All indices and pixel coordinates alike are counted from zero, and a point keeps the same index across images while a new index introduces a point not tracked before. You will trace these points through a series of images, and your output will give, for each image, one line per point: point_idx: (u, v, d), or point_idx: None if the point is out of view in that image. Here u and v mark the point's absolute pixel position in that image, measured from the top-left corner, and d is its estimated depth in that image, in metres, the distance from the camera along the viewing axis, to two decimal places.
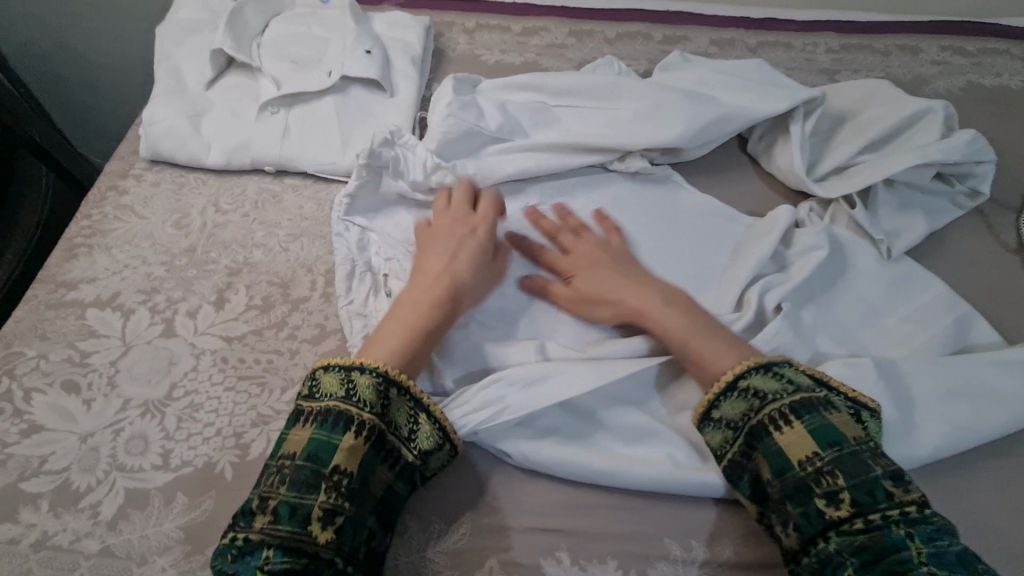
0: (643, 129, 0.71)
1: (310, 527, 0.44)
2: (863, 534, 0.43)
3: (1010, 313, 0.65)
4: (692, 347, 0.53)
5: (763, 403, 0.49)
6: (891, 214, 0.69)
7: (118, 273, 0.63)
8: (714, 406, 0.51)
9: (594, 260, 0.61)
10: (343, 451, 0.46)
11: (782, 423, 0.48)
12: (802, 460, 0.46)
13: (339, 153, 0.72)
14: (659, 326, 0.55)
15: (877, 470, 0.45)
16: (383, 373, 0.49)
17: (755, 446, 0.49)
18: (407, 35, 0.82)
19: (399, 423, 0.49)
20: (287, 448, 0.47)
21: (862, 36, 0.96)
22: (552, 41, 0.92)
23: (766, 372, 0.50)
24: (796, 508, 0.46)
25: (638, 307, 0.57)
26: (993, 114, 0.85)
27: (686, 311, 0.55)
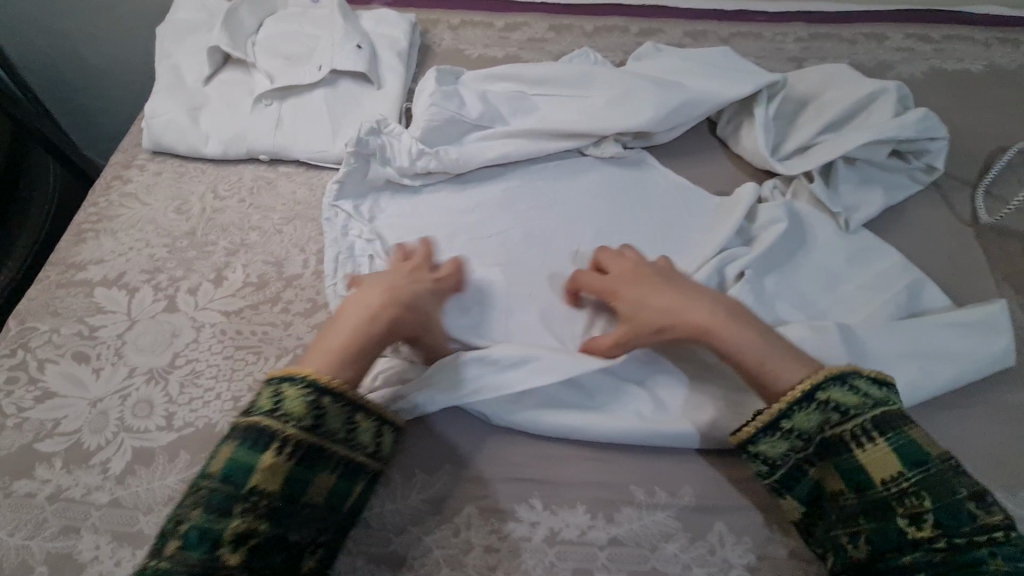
0: (616, 113, 0.76)
1: (219, 551, 0.44)
2: (943, 553, 0.45)
3: (963, 280, 0.69)
4: (772, 371, 0.52)
5: (845, 418, 0.50)
6: (851, 189, 0.73)
7: (123, 255, 0.68)
8: (787, 416, 0.51)
9: (655, 286, 0.58)
10: (262, 471, 0.46)
11: (865, 439, 0.49)
12: (884, 479, 0.48)
13: (329, 142, 0.76)
14: (728, 346, 0.54)
15: (961, 491, 0.46)
16: (311, 385, 0.49)
17: (829, 458, 0.50)
18: (393, 31, 0.87)
19: (335, 428, 0.49)
20: (207, 468, 0.47)
21: (830, 25, 1.00)
22: (533, 35, 0.97)
23: (842, 385, 0.51)
24: (868, 523, 0.48)
25: (699, 323, 0.55)
26: (954, 96, 0.89)
27: (743, 318, 0.56)
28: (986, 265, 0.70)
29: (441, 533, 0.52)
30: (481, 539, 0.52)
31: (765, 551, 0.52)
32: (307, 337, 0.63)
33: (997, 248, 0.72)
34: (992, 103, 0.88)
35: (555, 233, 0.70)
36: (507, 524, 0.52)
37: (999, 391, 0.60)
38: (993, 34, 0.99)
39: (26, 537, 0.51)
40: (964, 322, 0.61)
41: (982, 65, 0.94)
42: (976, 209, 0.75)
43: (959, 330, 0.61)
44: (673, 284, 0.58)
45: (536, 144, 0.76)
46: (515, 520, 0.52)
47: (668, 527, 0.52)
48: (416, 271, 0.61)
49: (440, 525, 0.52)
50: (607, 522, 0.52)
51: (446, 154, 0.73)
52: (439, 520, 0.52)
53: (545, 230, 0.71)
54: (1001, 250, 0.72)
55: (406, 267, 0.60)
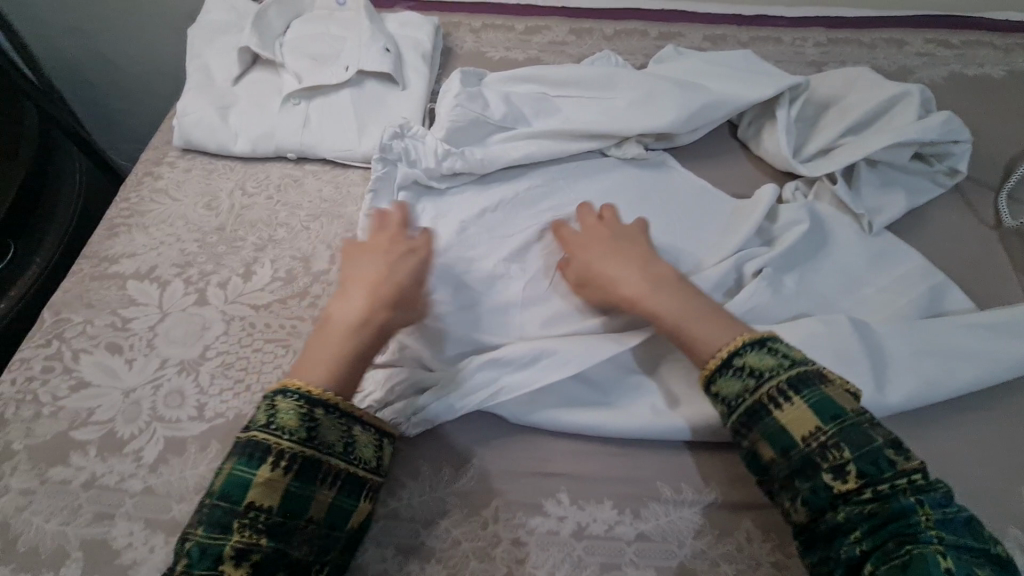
0: (637, 115, 0.77)
1: (222, 565, 0.43)
2: (871, 503, 0.45)
3: (988, 282, 0.69)
4: (686, 335, 0.54)
5: (762, 381, 0.50)
6: (873, 191, 0.74)
7: (155, 249, 0.69)
8: (713, 381, 0.51)
9: (610, 255, 0.61)
10: (258, 485, 0.45)
11: (783, 400, 0.49)
12: (806, 436, 0.47)
13: (355, 141, 0.77)
14: (653, 313, 0.56)
15: (879, 439, 0.46)
16: (301, 395, 0.49)
17: (753, 422, 0.49)
18: (417, 33, 0.88)
19: (331, 440, 0.48)
20: (210, 484, 0.47)
21: (849, 30, 1.01)
22: (554, 38, 0.98)
23: (759, 349, 0.51)
24: (804, 483, 0.47)
25: (630, 294, 0.58)
26: (974, 100, 0.89)
27: (659, 286, 0.58)
28: (1011, 267, 0.70)
29: (469, 525, 0.52)
30: (508, 532, 0.52)
31: (793, 548, 0.52)
32: None
33: (1020, 251, 0.72)
34: (1013, 108, 0.89)
35: None
36: (534, 518, 0.53)
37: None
38: (1013, 39, 0.99)
39: (61, 523, 0.52)
40: (990, 324, 0.61)
41: (1002, 70, 0.94)
42: (999, 211, 0.75)
43: (986, 332, 0.61)
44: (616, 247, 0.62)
45: (559, 145, 0.77)
46: (542, 514, 0.53)
47: (695, 523, 0.52)
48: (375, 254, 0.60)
49: (468, 517, 0.53)
50: (633, 518, 0.52)
51: (471, 154, 0.74)
52: (466, 513, 0.53)
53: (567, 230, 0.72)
54: None
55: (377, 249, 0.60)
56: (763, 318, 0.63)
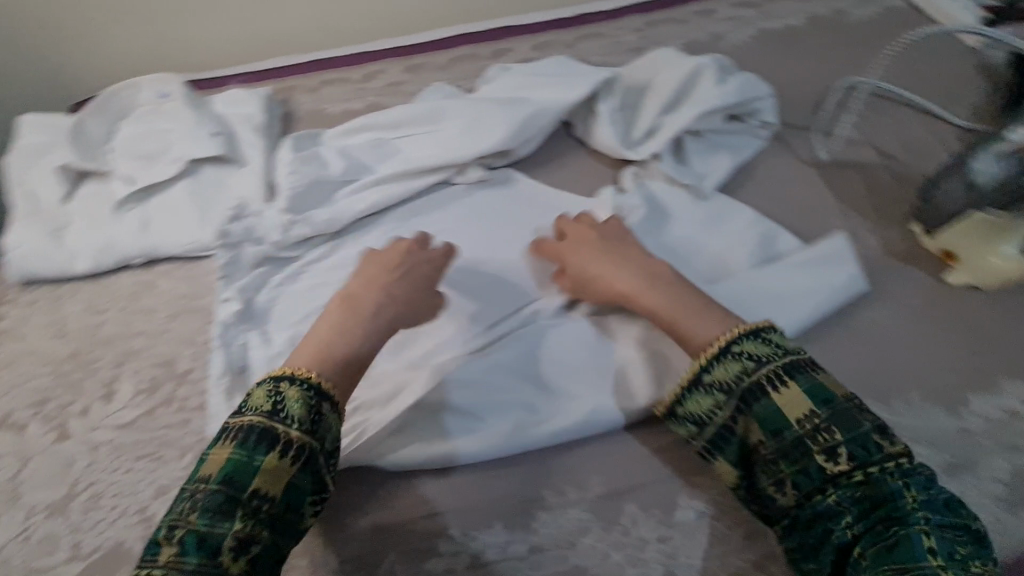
0: (471, 140, 0.79)
1: (219, 557, 0.45)
2: (864, 486, 0.46)
3: (814, 217, 0.74)
4: (682, 328, 0.56)
5: (758, 366, 0.51)
6: (700, 160, 0.79)
7: (6, 393, 0.66)
8: (704, 373, 0.53)
9: (612, 254, 0.64)
10: (263, 475, 0.47)
11: (779, 383, 0.50)
12: (799, 419, 0.49)
13: (200, 231, 0.76)
14: (655, 312, 0.58)
15: (865, 423, 0.48)
16: (312, 385, 0.52)
17: (747, 407, 0.51)
18: (247, 108, 0.88)
19: (326, 440, 0.51)
20: (207, 470, 0.48)
21: (663, 11, 1.07)
22: (390, 80, 1.00)
23: (755, 338, 0.53)
24: (790, 467, 0.48)
25: (625, 290, 0.61)
26: (780, 50, 0.97)
27: (661, 283, 0.60)
28: (831, 197, 0.76)
29: None
30: None
31: (676, 518, 0.54)
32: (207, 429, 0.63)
33: (837, 181, 0.78)
34: (815, 49, 0.96)
35: None
36: (430, 561, 0.53)
37: (859, 313, 0.65)
38: None
39: None
40: (814, 260, 0.67)
41: (801, 17, 1.02)
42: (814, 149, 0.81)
43: (812, 267, 0.66)
44: (608, 248, 0.64)
45: (403, 186, 0.79)
46: (437, 555, 0.53)
47: (582, 521, 0.54)
48: (385, 265, 0.63)
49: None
50: (524, 532, 0.54)
51: (317, 217, 0.75)
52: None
53: None
54: (843, 180, 0.78)
55: (367, 271, 0.62)
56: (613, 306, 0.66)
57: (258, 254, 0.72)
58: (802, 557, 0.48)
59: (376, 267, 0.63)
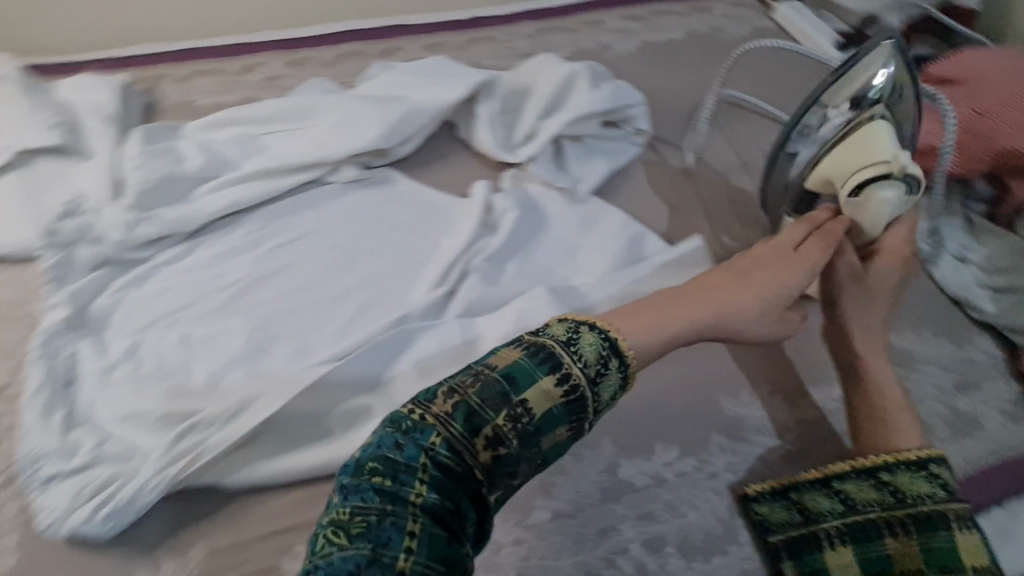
0: (345, 138, 0.76)
1: (478, 438, 0.38)
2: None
3: (680, 221, 0.78)
4: (866, 413, 0.55)
5: (943, 500, 0.48)
6: (578, 162, 0.81)
7: None
8: (839, 478, 0.51)
9: (856, 292, 0.61)
10: (537, 391, 0.39)
11: (966, 525, 0.47)
12: (975, 568, 0.45)
13: (28, 229, 0.68)
14: (868, 378, 0.56)
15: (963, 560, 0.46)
16: (927, 466, 0.49)
17: (909, 530, 0.48)
18: (98, 96, 0.80)
19: (601, 397, 0.42)
20: (467, 388, 0.39)
21: (555, 20, 1.10)
22: (270, 73, 0.95)
23: (946, 463, 0.49)
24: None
25: (848, 351, 0.59)
26: (661, 63, 1.01)
27: (868, 325, 0.60)
28: (697, 202, 0.80)
29: None
30: None
31: (531, 520, 0.53)
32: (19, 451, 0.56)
33: (704, 187, 0.82)
34: (692, 63, 1.02)
35: (300, 272, 0.70)
36: None
37: None
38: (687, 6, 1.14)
39: None
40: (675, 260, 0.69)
41: (682, 33, 1.08)
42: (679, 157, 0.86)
43: (672, 268, 0.69)
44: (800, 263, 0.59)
45: (269, 184, 0.74)
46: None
47: None
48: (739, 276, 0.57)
49: None
50: None
51: (167, 215, 0.69)
52: None
53: (288, 270, 0.70)
54: (708, 185, 0.82)
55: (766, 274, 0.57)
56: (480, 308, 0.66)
57: (96, 256, 0.66)
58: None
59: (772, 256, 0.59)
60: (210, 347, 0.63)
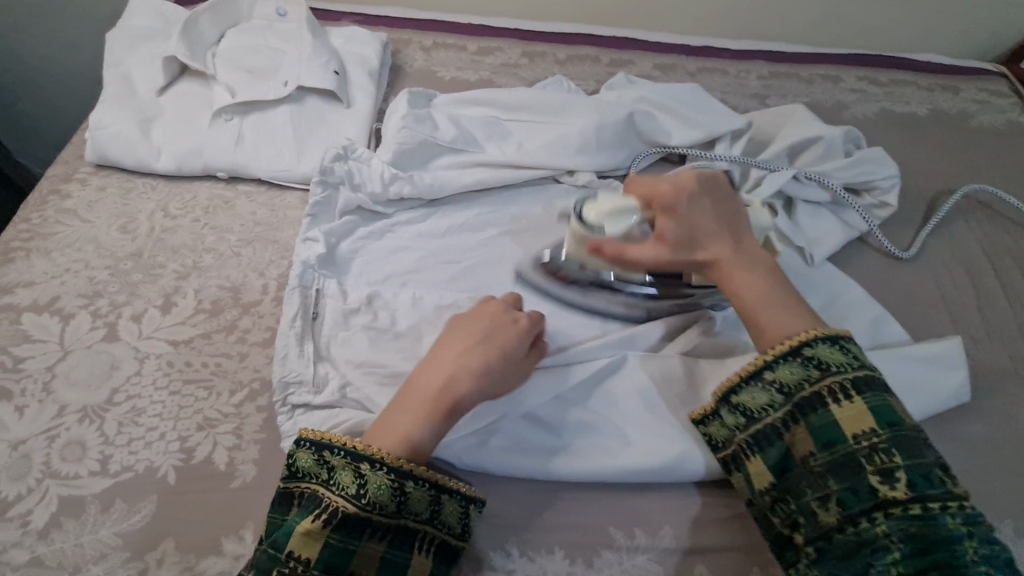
0: (590, 143, 0.76)
1: None
2: (916, 521, 0.42)
3: (917, 315, 0.72)
4: (762, 322, 0.52)
5: (824, 375, 0.48)
6: (812, 225, 0.75)
7: (58, 277, 0.62)
8: (771, 369, 0.50)
9: (709, 218, 0.56)
10: (298, 536, 0.44)
11: (841, 396, 0.46)
12: (856, 435, 0.45)
13: (294, 161, 0.72)
14: (732, 287, 0.54)
15: (930, 458, 0.44)
16: (838, 339, 0.49)
17: (803, 414, 0.47)
18: (364, 49, 0.84)
19: (417, 508, 0.46)
20: (300, 549, 0.43)
21: (790, 64, 1.04)
22: (506, 60, 0.96)
23: (832, 345, 0.49)
24: (841, 483, 0.44)
25: (746, 295, 0.53)
26: (902, 137, 0.94)
27: (740, 245, 0.56)
28: (940, 301, 0.73)
29: None
30: None
31: None
32: (265, 369, 0.58)
33: (946, 284, 0.75)
34: (936, 145, 0.94)
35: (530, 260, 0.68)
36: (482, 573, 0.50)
37: (959, 424, 0.63)
38: (935, 80, 1.05)
39: None
40: (924, 356, 0.63)
41: (926, 108, 1.00)
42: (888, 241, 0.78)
43: (919, 364, 0.63)
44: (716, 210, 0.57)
45: (510, 170, 0.74)
46: (491, 568, 0.50)
47: (647, 571, 0.51)
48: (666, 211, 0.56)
49: None
50: (586, 568, 0.51)
51: (421, 179, 0.71)
52: None
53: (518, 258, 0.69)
54: (952, 283, 0.75)
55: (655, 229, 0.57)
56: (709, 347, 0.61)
57: (349, 202, 0.68)
58: (823, 543, 0.44)
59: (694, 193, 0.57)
60: (439, 316, 0.63)
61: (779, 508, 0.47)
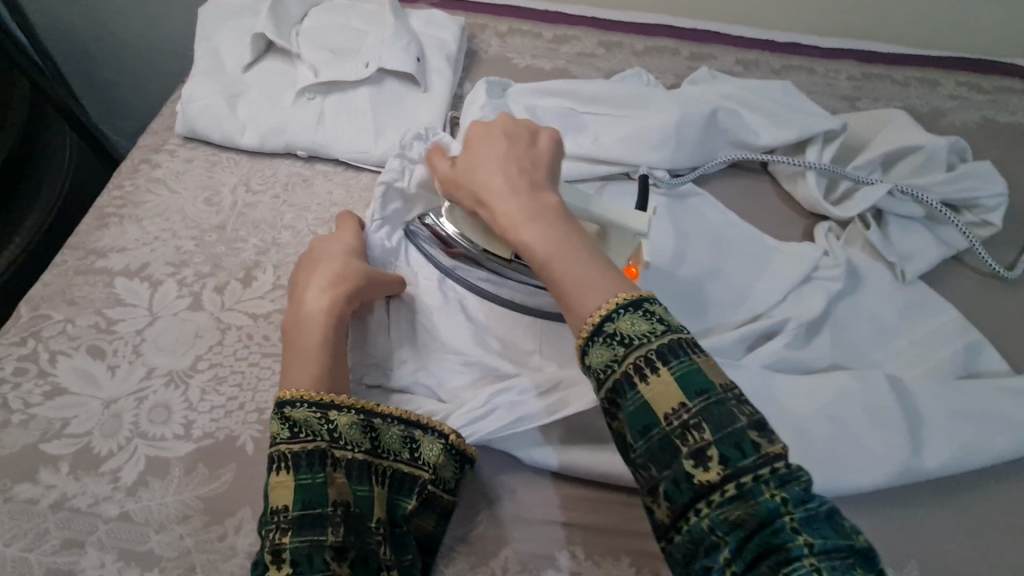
0: (671, 139, 0.73)
1: (267, 575, 0.42)
2: (734, 505, 0.34)
3: (1017, 344, 0.67)
4: (555, 277, 0.42)
5: (629, 351, 0.38)
6: (905, 239, 0.71)
7: (148, 244, 0.64)
8: (582, 352, 0.40)
9: (501, 160, 0.48)
10: (274, 490, 0.44)
11: (648, 372, 0.38)
12: (667, 414, 0.37)
13: (372, 143, 0.73)
14: (519, 241, 0.45)
15: (740, 421, 0.36)
16: (642, 305, 0.39)
17: (619, 403, 0.38)
18: (443, 33, 0.83)
19: (355, 437, 0.47)
20: (275, 500, 0.43)
21: (884, 65, 0.97)
22: (582, 50, 0.94)
23: (634, 312, 0.39)
24: (663, 471, 0.37)
25: (525, 249, 0.44)
26: (1005, 150, 0.87)
27: (528, 192, 0.46)
28: None
29: (476, 575, 0.49)
30: None
31: None
32: None
33: None
34: None
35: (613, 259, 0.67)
36: (547, 571, 0.49)
37: None
38: None
39: (25, 548, 0.47)
40: None
41: None
42: (986, 255, 0.72)
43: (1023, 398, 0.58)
44: (513, 154, 0.49)
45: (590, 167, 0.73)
46: (555, 568, 0.50)
47: None
48: (468, 157, 0.50)
49: (475, 566, 0.50)
50: None
51: None
52: (475, 561, 0.50)
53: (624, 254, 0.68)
54: None
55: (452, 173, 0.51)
56: (789, 365, 0.59)
57: (423, 180, 0.60)
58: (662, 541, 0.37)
59: (490, 139, 0.50)
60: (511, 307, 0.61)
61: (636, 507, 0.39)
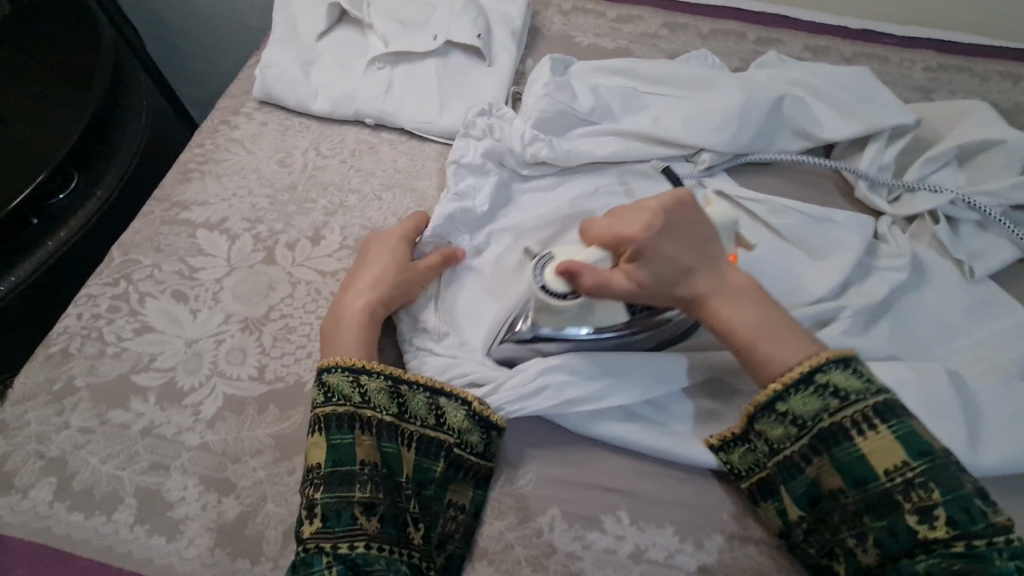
0: (732, 124, 0.72)
1: (302, 526, 0.48)
2: (961, 560, 0.41)
3: None
4: (765, 352, 0.50)
5: (844, 404, 0.47)
6: (974, 234, 0.68)
7: (227, 200, 0.68)
8: (784, 399, 0.49)
9: (678, 243, 0.52)
10: (312, 448, 0.50)
11: (866, 427, 0.46)
12: (889, 470, 0.45)
13: (435, 114, 0.74)
14: (723, 322, 0.52)
15: (967, 487, 0.44)
16: (850, 362, 0.49)
17: (828, 447, 0.47)
18: (507, 8, 0.83)
19: (382, 403, 0.51)
20: (311, 459, 0.49)
21: (962, 56, 0.93)
22: (646, 30, 0.93)
23: (845, 369, 0.48)
24: (877, 521, 0.45)
25: (738, 334, 0.51)
26: None
27: (717, 271, 0.53)
28: None
29: (524, 529, 0.52)
30: (564, 544, 0.51)
31: None
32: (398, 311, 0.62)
33: None
34: None
35: None
36: (592, 532, 0.51)
37: None
38: None
39: (117, 467, 0.52)
40: None
41: None
42: None
43: None
44: (687, 234, 0.53)
45: (648, 147, 0.73)
46: (600, 530, 0.51)
47: (757, 562, 0.50)
48: (648, 257, 0.50)
49: (523, 521, 0.52)
50: (696, 548, 0.51)
51: (559, 143, 0.70)
52: (523, 517, 0.52)
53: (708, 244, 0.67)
54: None
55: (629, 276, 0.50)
56: None
57: (490, 151, 0.68)
58: None
59: (657, 227, 0.51)
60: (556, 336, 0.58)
61: (813, 539, 0.48)
